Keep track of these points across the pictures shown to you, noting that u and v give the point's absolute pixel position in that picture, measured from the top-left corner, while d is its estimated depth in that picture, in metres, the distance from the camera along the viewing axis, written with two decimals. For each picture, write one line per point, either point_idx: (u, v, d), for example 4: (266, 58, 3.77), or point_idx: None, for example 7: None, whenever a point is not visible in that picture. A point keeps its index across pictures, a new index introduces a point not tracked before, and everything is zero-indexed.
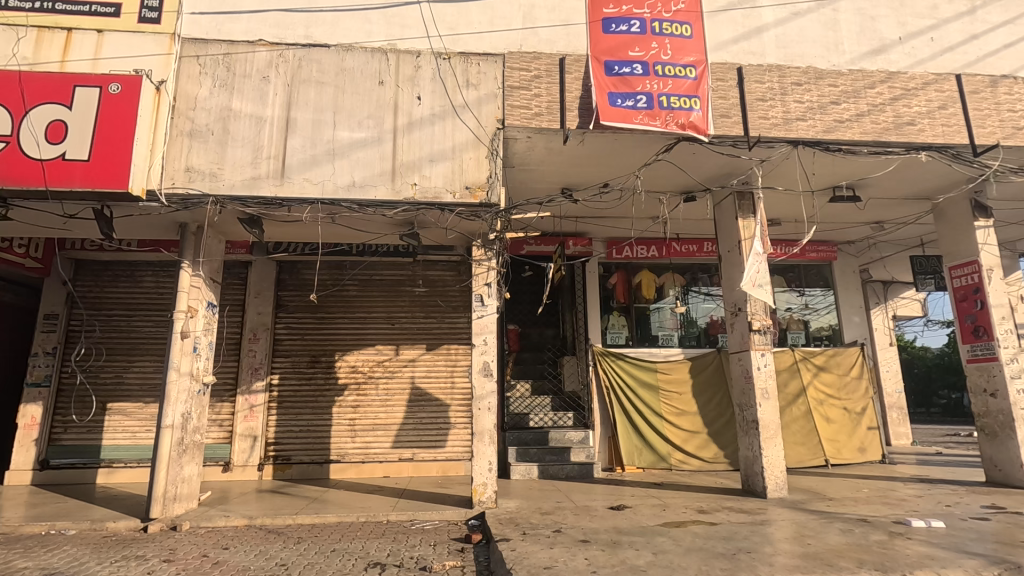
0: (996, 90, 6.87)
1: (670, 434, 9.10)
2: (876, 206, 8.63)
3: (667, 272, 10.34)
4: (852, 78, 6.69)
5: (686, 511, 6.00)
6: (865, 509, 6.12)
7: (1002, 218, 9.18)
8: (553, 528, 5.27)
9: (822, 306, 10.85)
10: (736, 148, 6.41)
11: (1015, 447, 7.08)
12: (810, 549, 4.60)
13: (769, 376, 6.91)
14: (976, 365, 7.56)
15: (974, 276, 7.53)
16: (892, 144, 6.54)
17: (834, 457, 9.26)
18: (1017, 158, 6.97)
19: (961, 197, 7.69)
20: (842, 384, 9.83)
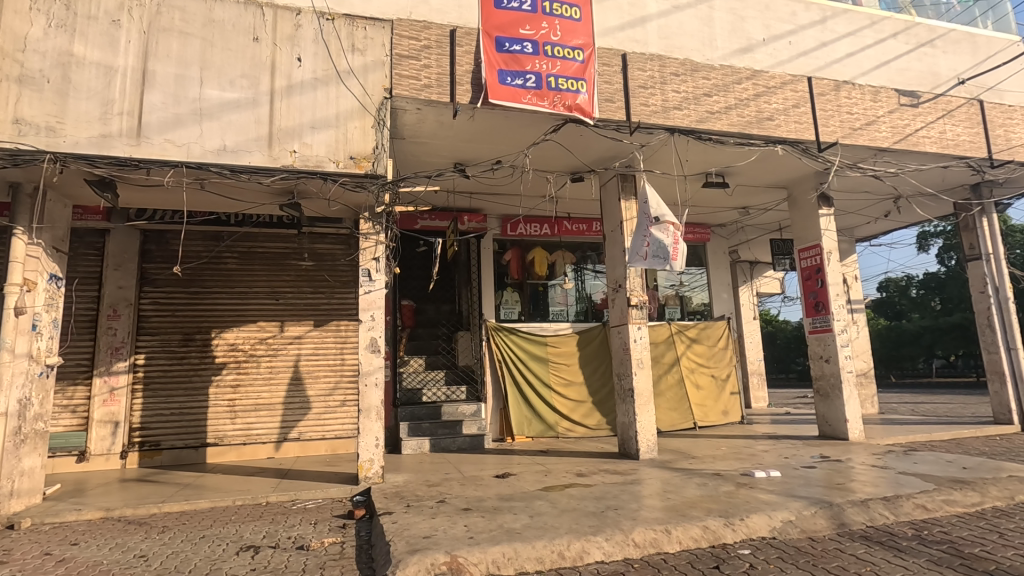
0: (840, 94, 7.76)
1: (557, 404, 9.57)
2: (741, 193, 9.49)
3: (558, 250, 10.68)
4: (722, 72, 7.23)
5: (566, 475, 6.38)
6: (720, 464, 6.88)
7: (843, 208, 10.52)
8: (438, 499, 5.37)
9: (697, 284, 11.83)
10: (619, 131, 6.74)
11: (841, 405, 8.27)
12: (669, 503, 5.10)
13: (644, 348, 7.47)
14: (816, 335, 8.65)
15: (817, 258, 8.57)
16: (754, 136, 7.22)
17: (701, 420, 10.26)
18: (853, 155, 7.97)
19: (811, 187, 8.64)
20: (710, 354, 10.83)
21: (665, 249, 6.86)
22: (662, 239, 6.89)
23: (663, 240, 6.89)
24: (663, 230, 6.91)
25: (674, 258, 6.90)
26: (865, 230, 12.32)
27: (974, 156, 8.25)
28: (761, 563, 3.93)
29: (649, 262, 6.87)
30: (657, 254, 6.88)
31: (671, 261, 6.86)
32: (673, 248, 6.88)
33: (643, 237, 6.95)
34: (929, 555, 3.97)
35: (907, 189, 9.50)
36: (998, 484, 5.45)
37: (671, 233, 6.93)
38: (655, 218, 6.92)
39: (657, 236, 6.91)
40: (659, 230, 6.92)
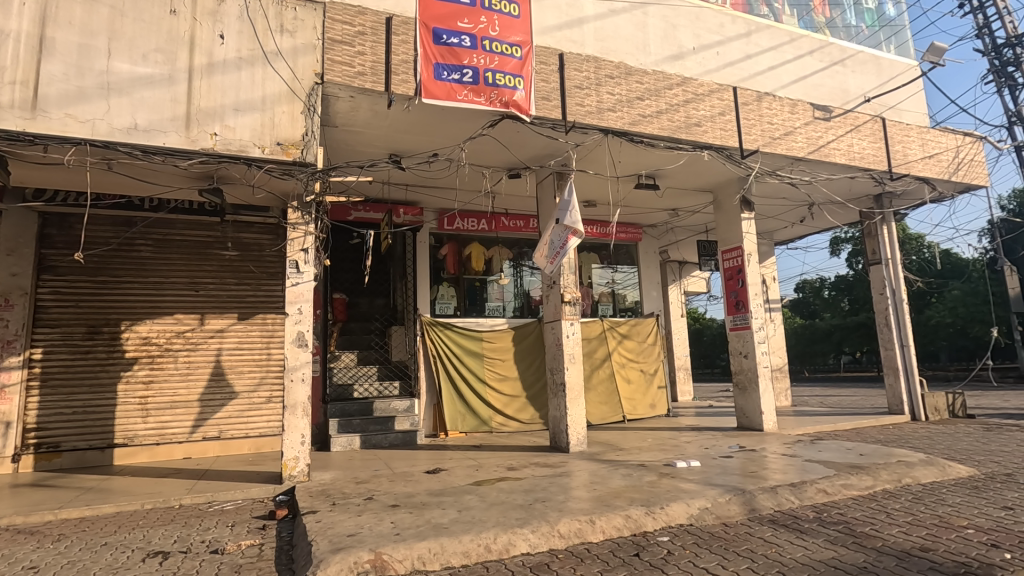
0: (761, 104, 8.21)
1: (491, 399, 9.61)
2: (671, 194, 9.87)
3: (496, 245, 10.70)
4: (655, 77, 7.47)
5: (497, 469, 6.42)
6: (646, 455, 7.15)
7: (763, 212, 11.18)
8: (365, 496, 5.26)
9: (629, 282, 12.19)
10: (555, 130, 6.84)
11: (757, 398, 8.80)
12: (596, 494, 5.25)
13: (576, 343, 7.63)
14: (736, 332, 9.14)
15: (738, 259, 9.05)
16: (683, 141, 7.53)
17: (630, 413, 10.63)
18: (772, 163, 8.47)
19: (734, 192, 9.11)
20: (639, 350, 11.21)
21: (552, 250, 7.33)
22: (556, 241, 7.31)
23: (557, 241, 7.32)
24: (561, 233, 7.26)
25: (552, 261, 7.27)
26: (783, 234, 13.16)
27: (876, 169, 8.99)
28: (678, 549, 4.12)
29: (541, 256, 7.55)
30: (550, 252, 7.45)
31: (550, 262, 7.34)
32: (554, 252, 7.22)
33: (550, 233, 7.50)
34: (827, 535, 4.31)
35: (819, 197, 10.22)
36: (889, 469, 5.98)
37: (562, 237, 7.20)
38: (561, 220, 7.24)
39: (556, 235, 7.37)
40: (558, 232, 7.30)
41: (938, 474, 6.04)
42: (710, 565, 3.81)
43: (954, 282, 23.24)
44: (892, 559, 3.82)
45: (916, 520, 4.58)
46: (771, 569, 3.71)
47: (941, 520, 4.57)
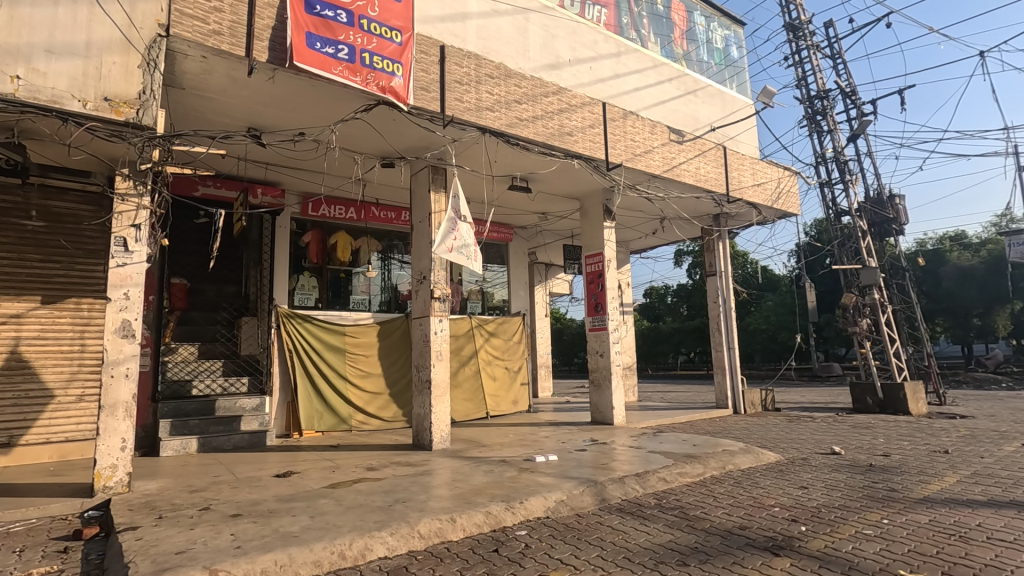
0: (626, 122, 8.82)
1: (352, 396, 9.18)
2: (542, 199, 10.24)
3: (364, 236, 10.23)
4: (533, 83, 7.65)
5: (355, 470, 6.13)
6: (507, 451, 7.32)
7: (623, 222, 12.07)
8: (200, 507, 4.69)
9: (498, 281, 12.42)
10: (432, 122, 6.69)
11: (610, 394, 9.45)
12: (458, 491, 5.23)
13: (443, 340, 7.56)
14: (594, 332, 9.72)
15: (599, 264, 9.63)
16: (556, 148, 7.83)
17: (493, 409, 10.84)
18: (633, 177, 9.16)
19: (599, 202, 9.71)
20: (505, 348, 11.40)
21: (469, 248, 7.32)
22: (467, 238, 7.37)
23: (466, 238, 7.36)
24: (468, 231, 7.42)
25: (475, 259, 7.40)
26: (638, 244, 14.35)
27: (717, 191, 10.14)
28: (534, 542, 4.25)
29: (454, 253, 7.13)
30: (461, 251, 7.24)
31: (472, 259, 7.33)
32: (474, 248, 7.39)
33: (454, 232, 7.21)
34: (665, 520, 4.74)
35: (670, 212, 11.29)
36: (716, 457, 6.77)
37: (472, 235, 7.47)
38: (462, 216, 7.37)
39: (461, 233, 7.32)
40: (465, 228, 7.38)
41: (753, 460, 6.98)
42: (563, 555, 3.98)
43: (768, 294, 27.20)
44: (717, 538, 4.30)
45: (736, 502, 5.24)
46: (619, 554, 3.98)
47: (754, 501, 5.27)
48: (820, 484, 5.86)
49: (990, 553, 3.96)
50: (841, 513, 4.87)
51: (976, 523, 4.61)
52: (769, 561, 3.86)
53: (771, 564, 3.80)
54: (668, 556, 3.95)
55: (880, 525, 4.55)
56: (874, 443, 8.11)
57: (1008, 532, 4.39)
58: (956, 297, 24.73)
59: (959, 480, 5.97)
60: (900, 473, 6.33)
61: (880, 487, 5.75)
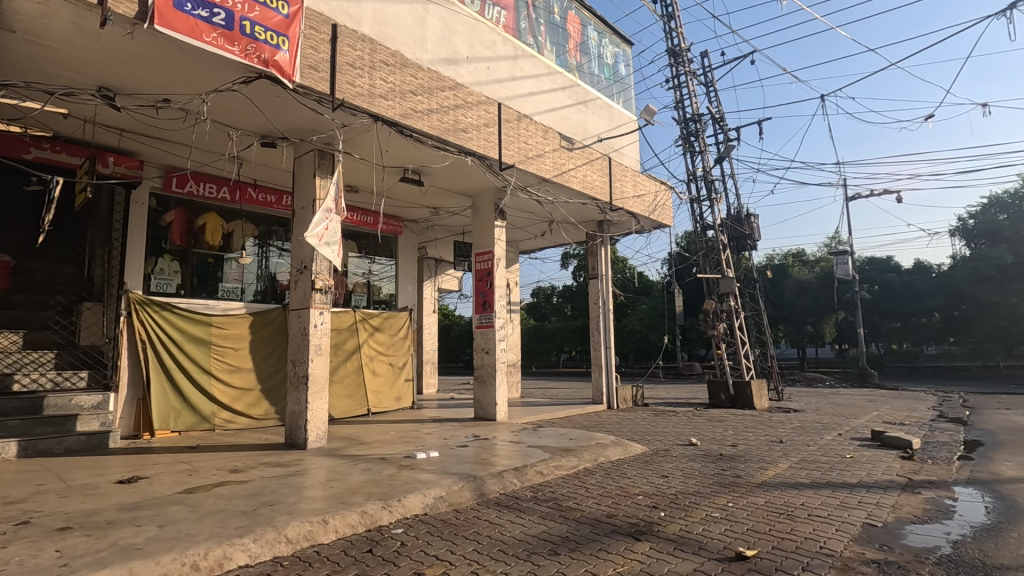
0: (521, 124, 9.00)
1: (216, 393, 8.42)
2: (434, 193, 10.13)
3: (238, 220, 9.41)
4: (429, 75, 7.53)
5: (215, 473, 5.63)
6: (386, 448, 7.15)
7: (513, 223, 12.32)
8: (17, 521, 4.03)
9: (386, 274, 12.08)
10: (320, 104, 6.35)
11: (494, 391, 9.60)
12: (332, 491, 5.01)
13: (323, 333, 7.19)
14: (481, 329, 9.81)
15: (489, 262, 9.74)
16: (449, 143, 7.78)
17: (375, 406, 10.53)
18: (524, 179, 9.38)
19: (491, 201, 9.81)
20: (390, 343, 11.13)
21: (337, 242, 6.97)
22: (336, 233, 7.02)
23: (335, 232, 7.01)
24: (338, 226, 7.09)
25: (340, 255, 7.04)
26: (527, 245, 14.73)
27: (601, 199, 10.71)
28: (410, 540, 4.19)
29: (323, 242, 6.69)
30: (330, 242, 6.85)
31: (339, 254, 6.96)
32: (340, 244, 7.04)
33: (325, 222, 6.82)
34: (540, 512, 4.92)
35: (558, 215, 11.73)
36: (589, 450, 7.15)
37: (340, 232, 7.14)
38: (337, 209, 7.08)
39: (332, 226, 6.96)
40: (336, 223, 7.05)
41: (622, 452, 7.47)
42: (439, 551, 3.97)
43: (643, 298, 29.32)
44: (587, 527, 4.54)
45: (605, 492, 5.58)
46: (494, 547, 4.06)
47: (621, 490, 5.65)
48: (678, 473, 6.42)
49: (810, 528, 4.61)
50: (694, 499, 5.38)
51: (801, 502, 5.33)
52: (632, 545, 4.15)
53: (633, 548, 4.08)
54: (540, 546, 4.09)
55: (726, 508, 5.09)
56: (724, 435, 9.07)
57: (824, 509, 5.13)
58: (795, 306, 28.44)
59: (789, 466, 6.87)
60: (744, 461, 7.14)
61: (727, 474, 6.44)
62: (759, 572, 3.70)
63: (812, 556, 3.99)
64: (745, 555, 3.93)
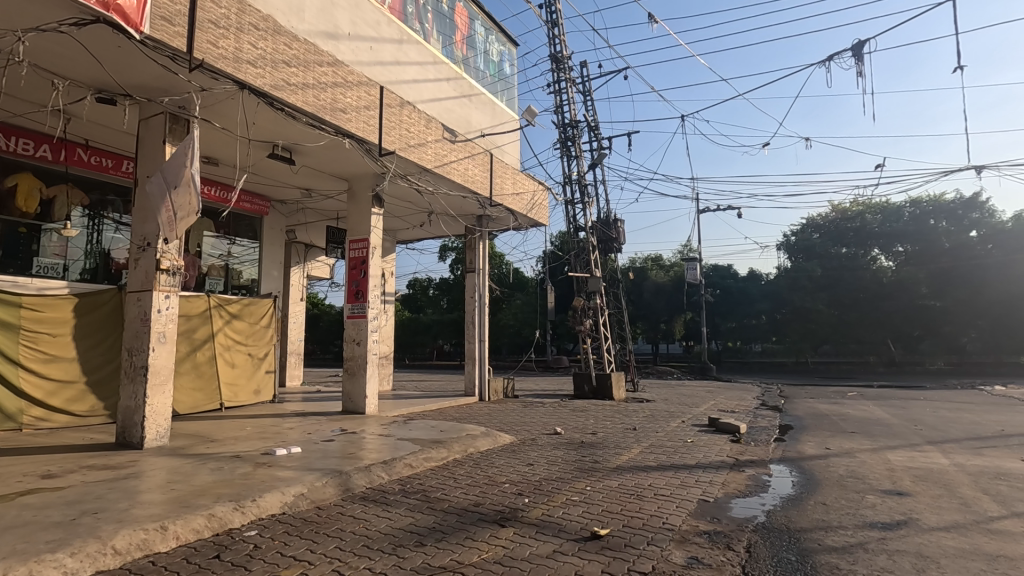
0: (403, 111, 8.77)
1: (26, 387, 7.14)
2: (307, 174, 9.53)
3: (62, 184, 8.10)
4: (305, 47, 7.04)
5: (22, 480, 4.79)
6: (240, 446, 6.59)
7: (392, 211, 12.00)
8: None
9: (247, 257, 11.16)
10: (174, 62, 5.65)
11: (364, 383, 9.28)
12: (173, 494, 4.51)
13: (168, 320, 6.44)
14: (352, 320, 9.43)
15: (364, 250, 9.37)
16: (325, 122, 7.36)
17: (229, 400, 9.67)
18: (404, 167, 9.17)
19: (368, 186, 9.44)
20: (250, 332, 10.25)
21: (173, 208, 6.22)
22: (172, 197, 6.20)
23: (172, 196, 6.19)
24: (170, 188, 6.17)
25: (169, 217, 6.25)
26: (404, 235, 14.42)
27: (481, 193, 10.82)
28: (266, 542, 3.92)
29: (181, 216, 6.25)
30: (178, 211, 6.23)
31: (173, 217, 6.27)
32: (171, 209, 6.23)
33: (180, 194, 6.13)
34: (407, 504, 4.87)
35: (437, 207, 11.64)
36: (459, 442, 7.23)
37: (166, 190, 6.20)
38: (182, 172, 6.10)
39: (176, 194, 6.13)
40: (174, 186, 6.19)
41: (491, 443, 7.64)
42: (298, 552, 3.76)
43: (518, 293, 30.22)
44: (454, 516, 4.59)
45: (473, 481, 5.68)
46: (357, 543, 3.94)
47: (489, 479, 5.80)
48: (543, 461, 6.73)
49: (655, 506, 5.10)
50: (557, 484, 5.68)
51: (649, 483, 5.87)
52: (497, 532, 4.28)
53: (497, 535, 4.21)
54: (406, 539, 4.06)
55: (584, 492, 5.45)
56: (586, 424, 9.67)
57: (668, 488, 5.70)
58: (652, 306, 31.20)
59: (640, 451, 7.53)
60: (602, 448, 7.70)
61: (587, 460, 6.89)
62: (612, 549, 4.01)
63: (656, 531, 4.42)
64: (600, 534, 4.24)
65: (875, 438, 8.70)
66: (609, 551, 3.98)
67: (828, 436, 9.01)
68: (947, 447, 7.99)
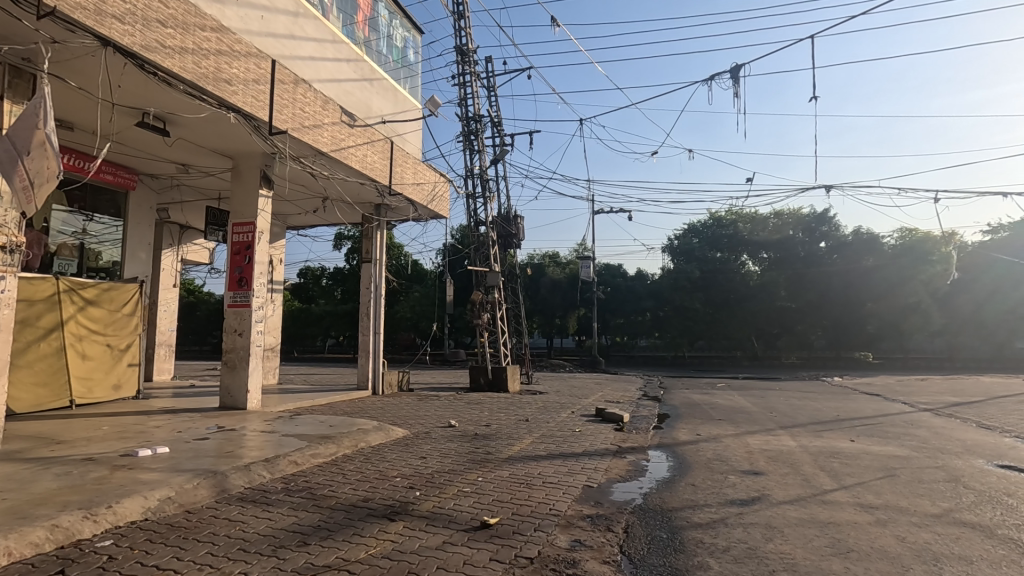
0: (297, 89, 8.27)
1: None
2: (183, 147, 8.66)
3: None
4: (185, 8, 6.40)
5: None
6: (94, 447, 5.87)
7: (282, 194, 11.28)
8: None
9: (107, 236, 9.97)
10: (18, 5, 4.89)
11: (245, 377, 8.67)
12: (6, 505, 3.92)
13: (3, 304, 5.57)
14: (233, 309, 8.76)
15: (249, 235, 8.72)
16: (207, 92, 6.74)
17: (82, 397, 8.59)
18: (297, 148, 8.66)
19: (255, 166, 8.78)
20: (110, 321, 9.16)
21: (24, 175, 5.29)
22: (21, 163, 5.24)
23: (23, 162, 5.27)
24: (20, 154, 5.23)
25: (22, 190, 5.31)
26: (295, 220, 13.61)
27: (380, 181, 10.50)
28: (122, 552, 3.54)
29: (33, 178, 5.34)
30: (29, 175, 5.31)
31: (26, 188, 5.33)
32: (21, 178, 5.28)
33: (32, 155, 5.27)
34: (290, 503, 4.64)
35: (332, 193, 11.12)
36: (350, 437, 7.00)
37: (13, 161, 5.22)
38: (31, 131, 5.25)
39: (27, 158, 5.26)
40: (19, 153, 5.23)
41: (383, 437, 7.49)
42: (161, 560, 3.44)
43: (416, 286, 29.79)
44: (341, 513, 4.45)
45: (363, 477, 5.54)
46: (232, 547, 3.69)
47: (380, 474, 5.68)
48: (436, 453, 6.72)
49: (543, 493, 5.30)
50: (449, 476, 5.71)
51: (539, 472, 6.08)
52: (386, 526, 4.21)
53: (386, 529, 4.15)
54: (287, 539, 3.87)
55: (475, 483, 5.52)
56: (480, 416, 9.79)
57: (555, 476, 5.95)
58: (548, 302, 32.22)
59: (531, 441, 7.77)
60: (495, 439, 7.84)
61: (480, 451, 6.98)
62: (500, 537, 4.11)
63: (542, 517, 4.60)
64: (489, 523, 4.33)
65: (738, 424, 9.69)
66: (498, 539, 4.08)
67: (698, 423, 9.89)
68: (794, 431, 9.10)
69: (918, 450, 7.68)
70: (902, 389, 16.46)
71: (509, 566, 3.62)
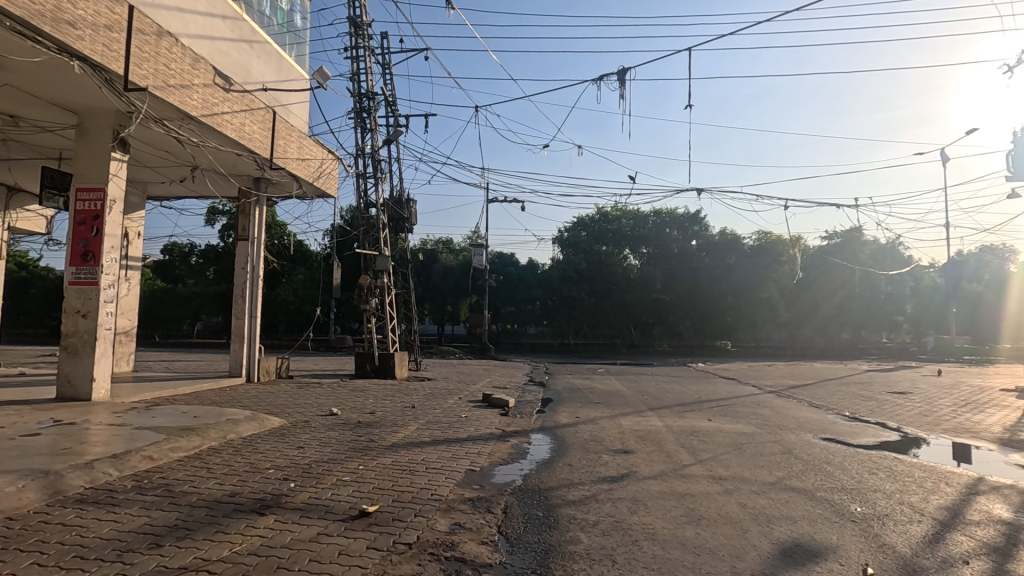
0: (160, 42, 7.37)
1: None
2: (10, 95, 7.37)
3: None
4: None
5: None
6: None
7: (141, 160, 10.04)
8: None
9: None
10: None
11: (90, 364, 7.66)
12: None
13: None
14: (76, 287, 7.68)
15: (97, 203, 7.67)
16: (43, 33, 5.79)
17: None
18: (159, 109, 7.73)
19: (106, 126, 7.71)
20: None
21: None
22: None
23: None
24: None
25: None
26: (157, 189, 12.18)
27: (259, 153, 9.71)
28: None
29: None
30: None
31: None
32: None
33: None
34: (142, 502, 4.19)
35: (203, 162, 10.09)
36: (216, 428, 6.46)
37: None
38: None
39: None
40: None
41: (256, 428, 7.01)
42: None
43: (300, 268, 28.21)
44: (203, 510, 4.11)
45: (230, 470, 5.15)
46: (66, 555, 3.27)
47: (250, 466, 5.32)
48: (314, 443, 6.42)
49: (425, 479, 5.29)
50: (327, 466, 5.49)
51: (421, 458, 6.06)
52: (254, 522, 3.96)
53: (255, 524, 3.90)
54: (137, 542, 3.50)
55: (355, 471, 5.37)
56: (364, 403, 9.52)
57: (438, 461, 5.96)
58: (439, 288, 32.14)
59: (416, 427, 7.70)
60: (378, 426, 7.66)
61: (361, 440, 6.78)
62: (379, 524, 4.05)
63: (423, 502, 4.60)
64: (368, 511, 4.24)
65: (613, 407, 10.37)
66: (376, 527, 4.01)
67: (578, 406, 10.42)
68: (661, 412, 9.93)
69: (761, 427, 8.73)
70: (752, 373, 18.61)
71: (385, 553, 3.58)
